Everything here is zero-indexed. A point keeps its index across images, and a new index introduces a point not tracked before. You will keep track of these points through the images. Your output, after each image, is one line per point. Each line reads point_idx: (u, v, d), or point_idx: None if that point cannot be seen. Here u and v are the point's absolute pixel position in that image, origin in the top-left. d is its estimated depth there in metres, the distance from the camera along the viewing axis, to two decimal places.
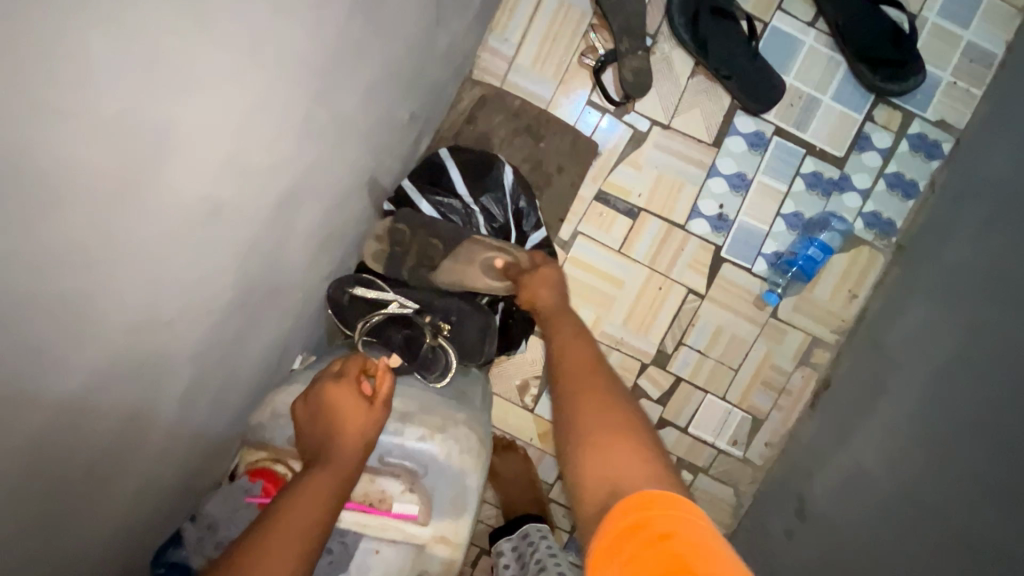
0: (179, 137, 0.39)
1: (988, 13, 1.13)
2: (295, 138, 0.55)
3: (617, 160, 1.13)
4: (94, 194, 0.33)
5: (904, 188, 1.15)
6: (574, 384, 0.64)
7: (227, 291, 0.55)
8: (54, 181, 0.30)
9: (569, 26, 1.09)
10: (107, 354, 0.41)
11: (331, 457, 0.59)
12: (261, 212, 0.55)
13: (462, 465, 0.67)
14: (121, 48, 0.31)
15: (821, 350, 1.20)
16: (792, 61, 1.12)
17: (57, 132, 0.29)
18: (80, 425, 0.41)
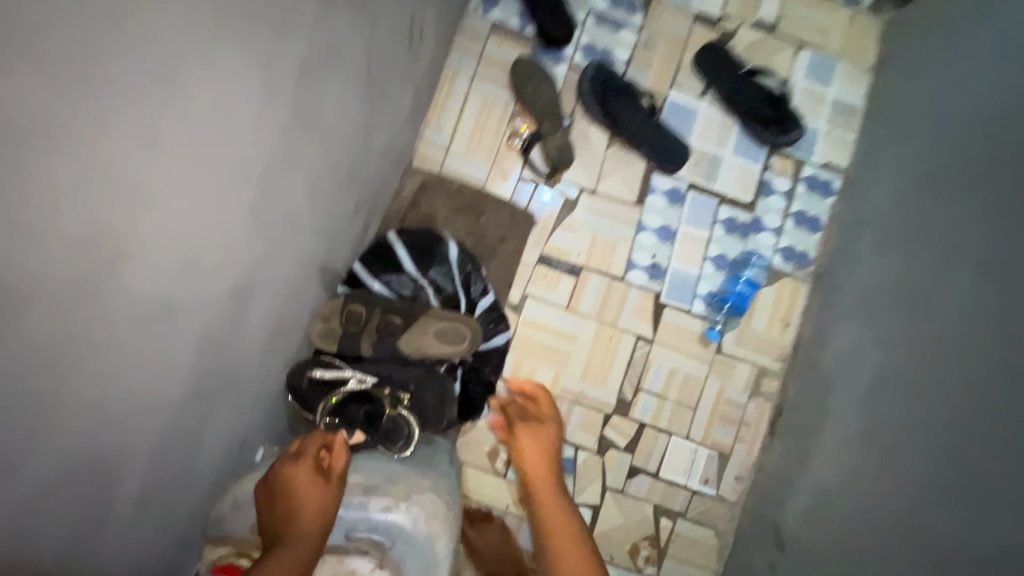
0: (133, 244, 0.43)
1: (845, 73, 1.34)
2: (243, 235, 0.60)
3: (553, 226, 1.23)
4: (52, 301, 0.37)
5: (808, 223, 1.30)
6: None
7: (181, 385, 0.57)
8: (17, 292, 0.34)
9: (495, 115, 1.23)
10: (60, 454, 0.43)
11: (291, 535, 0.60)
12: (212, 305, 0.59)
13: (430, 531, 0.68)
14: (82, 176, 0.37)
15: (769, 379, 1.27)
16: (692, 126, 1.29)
17: (23, 250, 0.34)
18: (29, 532, 0.42)
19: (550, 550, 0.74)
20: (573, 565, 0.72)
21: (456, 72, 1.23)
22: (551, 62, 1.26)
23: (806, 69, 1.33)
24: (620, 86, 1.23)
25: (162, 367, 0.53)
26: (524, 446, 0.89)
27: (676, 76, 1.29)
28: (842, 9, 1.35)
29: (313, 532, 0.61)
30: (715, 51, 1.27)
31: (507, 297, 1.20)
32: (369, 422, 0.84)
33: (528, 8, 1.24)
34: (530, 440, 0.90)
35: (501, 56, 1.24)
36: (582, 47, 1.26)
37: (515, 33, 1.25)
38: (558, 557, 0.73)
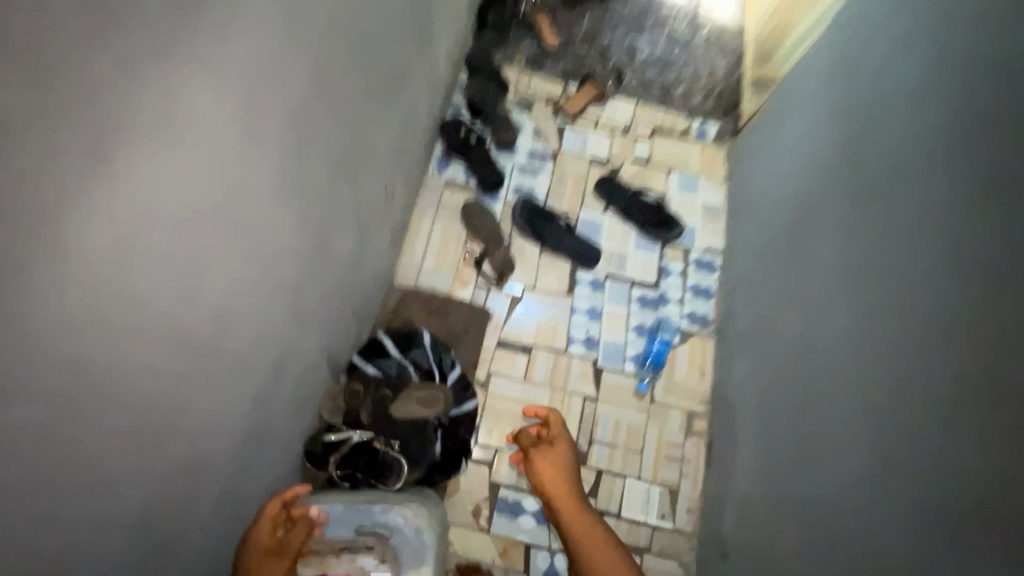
0: (230, 316, 0.76)
1: (708, 184, 1.83)
2: (280, 321, 0.94)
3: (505, 317, 1.59)
4: (196, 343, 0.68)
5: (703, 293, 1.68)
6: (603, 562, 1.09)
7: (232, 421, 0.86)
8: (188, 335, 0.66)
9: (454, 241, 1.66)
10: (180, 444, 0.71)
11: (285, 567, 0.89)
12: (253, 367, 0.90)
13: (418, 526, 0.93)
14: (222, 278, 0.70)
15: (698, 419, 1.54)
16: (601, 233, 1.73)
17: (195, 314, 0.66)
18: (155, 493, 0.68)
19: (580, 540, 1.13)
20: (594, 543, 1.12)
21: (422, 215, 1.68)
22: (490, 201, 1.72)
23: (678, 185, 1.82)
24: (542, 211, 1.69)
25: (229, 404, 0.84)
26: (541, 467, 1.28)
27: (584, 201, 1.77)
28: (695, 144, 1.89)
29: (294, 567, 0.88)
30: (607, 181, 1.76)
31: (475, 375, 1.51)
32: (369, 465, 1.13)
33: (470, 167, 1.73)
34: (545, 461, 1.28)
35: (454, 201, 1.71)
36: (512, 189, 1.75)
37: (463, 184, 1.73)
38: (588, 543, 1.12)
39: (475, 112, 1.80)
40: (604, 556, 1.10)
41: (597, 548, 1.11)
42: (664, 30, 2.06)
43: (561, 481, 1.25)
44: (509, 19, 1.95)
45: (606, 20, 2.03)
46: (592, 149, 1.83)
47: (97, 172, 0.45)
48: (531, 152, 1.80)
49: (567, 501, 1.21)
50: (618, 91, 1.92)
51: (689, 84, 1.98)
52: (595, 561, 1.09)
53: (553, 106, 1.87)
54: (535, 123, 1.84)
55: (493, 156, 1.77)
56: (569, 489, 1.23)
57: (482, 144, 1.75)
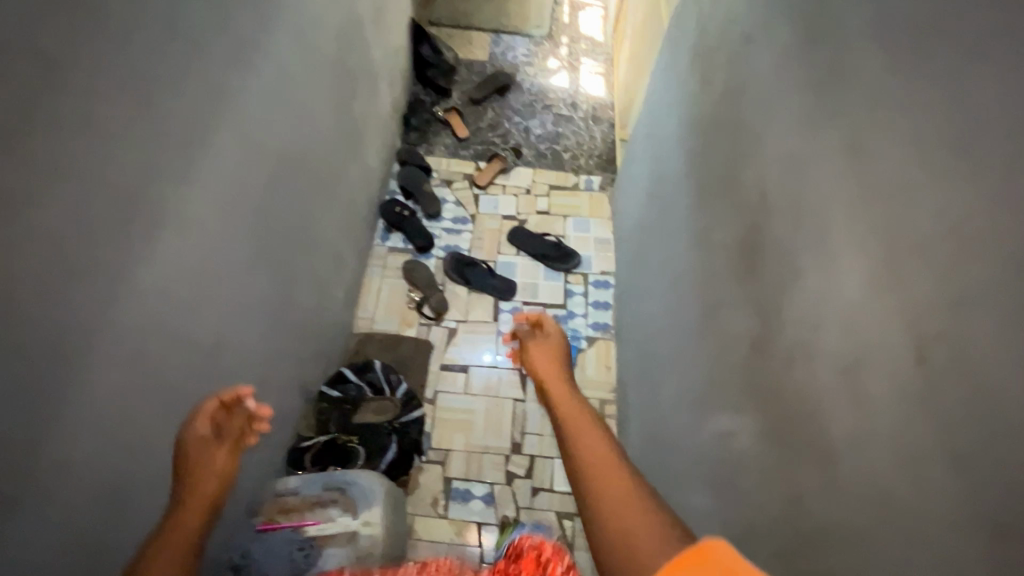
0: (215, 342, 1.16)
1: (597, 222, 2.32)
2: (255, 352, 1.33)
3: (445, 346, 2.00)
4: (192, 356, 1.08)
5: (602, 305, 2.12)
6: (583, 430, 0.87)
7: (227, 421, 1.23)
8: (186, 350, 1.06)
9: (399, 293, 2.10)
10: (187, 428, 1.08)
11: (197, 487, 0.80)
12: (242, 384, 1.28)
13: (370, 481, 1.29)
14: (207, 316, 1.12)
15: (608, 404, 1.93)
16: (516, 271, 2.18)
17: (189, 336, 1.07)
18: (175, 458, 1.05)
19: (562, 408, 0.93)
20: (566, 403, 0.92)
21: (372, 277, 2.12)
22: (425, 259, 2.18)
23: (574, 226, 2.30)
24: (466, 261, 2.14)
25: None
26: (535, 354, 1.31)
27: (499, 249, 2.23)
28: (584, 193, 2.39)
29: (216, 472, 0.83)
30: (515, 231, 2.24)
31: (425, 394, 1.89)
32: (335, 457, 1.51)
33: (406, 236, 2.20)
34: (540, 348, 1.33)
35: (396, 263, 2.16)
36: (441, 248, 2.21)
37: (402, 250, 2.20)
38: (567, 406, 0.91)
39: (407, 194, 2.30)
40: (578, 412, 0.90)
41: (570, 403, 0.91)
42: (550, 111, 2.64)
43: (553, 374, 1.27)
44: (428, 121, 2.52)
45: (504, 112, 2.61)
46: (502, 209, 2.33)
47: (141, 255, 0.89)
48: (454, 218, 2.29)
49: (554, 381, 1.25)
50: (519, 162, 2.45)
51: (574, 150, 2.52)
52: (568, 414, 0.90)
53: (468, 180, 2.38)
54: (455, 196, 2.34)
55: (424, 224, 2.25)
56: (558, 375, 1.27)
57: (414, 217, 2.23)
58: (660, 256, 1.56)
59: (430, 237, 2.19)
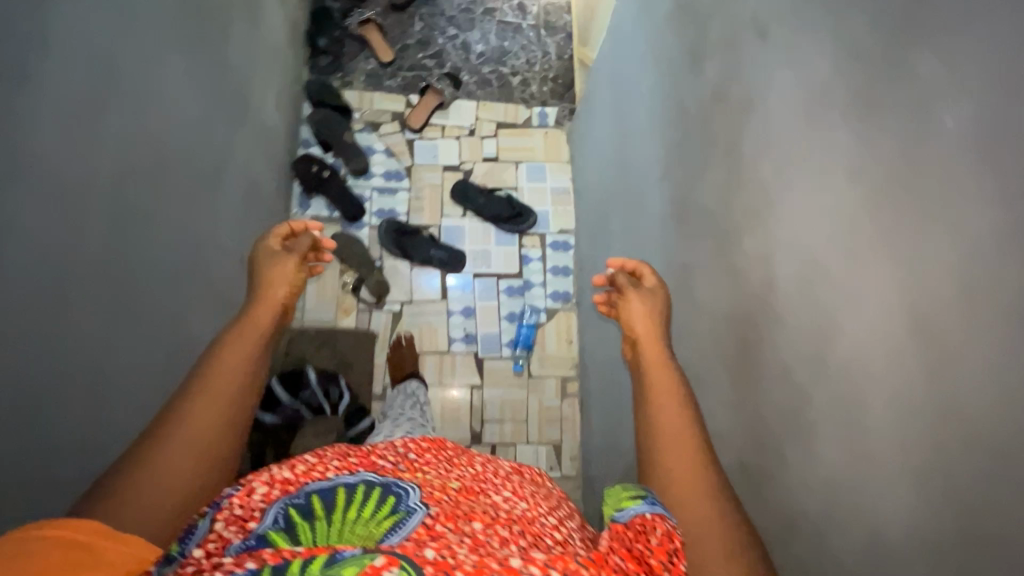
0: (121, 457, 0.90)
1: (553, 169, 2.00)
2: None
3: (390, 333, 1.79)
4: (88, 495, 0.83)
5: (563, 270, 1.91)
6: (670, 448, 0.66)
7: None
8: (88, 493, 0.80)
9: (329, 274, 1.81)
10: None
11: (251, 318, 0.76)
12: None
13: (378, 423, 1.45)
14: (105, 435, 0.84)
15: (571, 382, 1.83)
16: (463, 237, 1.90)
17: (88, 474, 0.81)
18: None
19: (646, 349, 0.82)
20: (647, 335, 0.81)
21: None
22: (356, 229, 1.86)
23: (527, 174, 1.98)
24: (406, 231, 1.85)
25: None
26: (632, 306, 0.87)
27: (443, 209, 1.92)
28: (538, 130, 2.03)
29: (267, 316, 0.78)
30: (459, 186, 1.91)
31: (373, 390, 1.73)
32: None
33: (331, 201, 1.85)
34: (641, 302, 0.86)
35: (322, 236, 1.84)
36: (374, 213, 1.89)
37: (328, 219, 1.86)
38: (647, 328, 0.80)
39: (324, 146, 1.89)
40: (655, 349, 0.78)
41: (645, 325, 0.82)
42: (493, 18, 2.13)
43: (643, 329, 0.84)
44: (340, 40, 1.99)
45: (436, 22, 2.09)
46: (443, 158, 1.97)
47: None
48: (386, 173, 1.92)
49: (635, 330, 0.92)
50: (459, 93, 2.02)
51: (525, 73, 2.09)
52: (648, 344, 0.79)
53: (399, 122, 1.97)
54: (385, 144, 1.95)
55: (351, 184, 1.89)
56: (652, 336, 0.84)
57: (337, 177, 1.86)
58: (625, 252, 1.33)
59: (360, 202, 1.86)
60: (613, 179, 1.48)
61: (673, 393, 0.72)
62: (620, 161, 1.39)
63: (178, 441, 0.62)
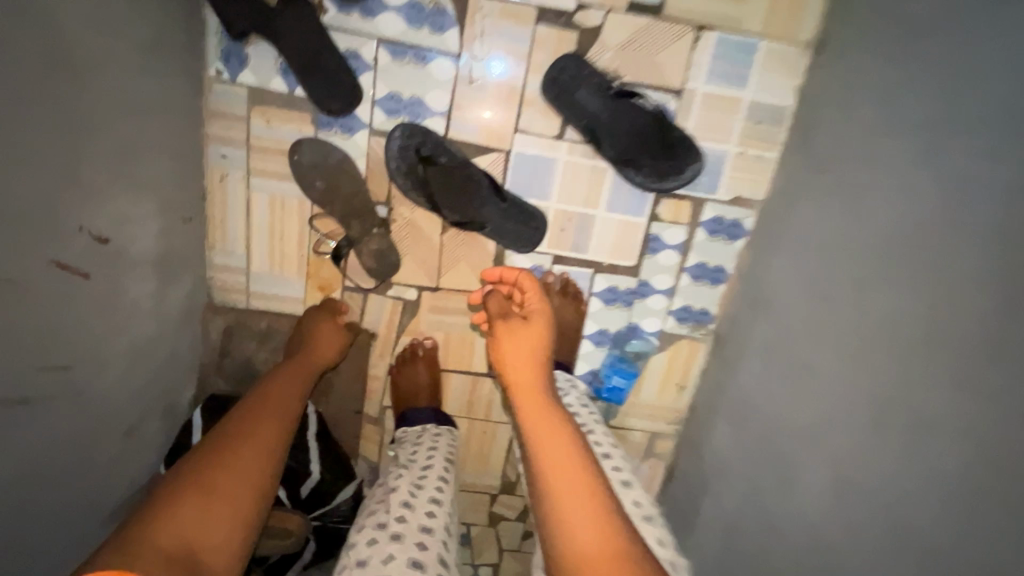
0: None
1: (768, 61, 0.93)
2: None
3: (397, 335, 1.07)
4: None
5: (711, 276, 1.06)
6: (544, 449, 0.73)
7: None
8: None
9: (291, 218, 0.98)
10: None
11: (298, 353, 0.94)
12: None
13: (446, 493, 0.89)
14: None
15: (662, 441, 1.20)
16: (549, 184, 0.98)
17: None
18: None
19: (534, 431, 0.76)
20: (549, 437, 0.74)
21: (226, 173, 0.94)
22: (342, 133, 0.93)
23: (709, 66, 0.93)
24: (439, 157, 0.92)
25: None
26: (503, 343, 0.88)
27: (520, 117, 0.94)
28: None
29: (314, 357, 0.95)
30: (565, 72, 0.89)
31: (365, 413, 1.12)
32: None
33: (290, 68, 0.87)
34: (513, 336, 0.87)
35: (275, 138, 0.93)
36: (380, 103, 0.91)
37: (285, 102, 0.91)
38: (538, 434, 0.74)
39: None
40: (577, 468, 0.70)
41: (559, 448, 0.72)
42: None
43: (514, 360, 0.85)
44: None
45: None
46: None
47: None
48: (410, 10, 0.87)
49: (532, 409, 0.79)
50: None
51: None
52: (555, 460, 0.71)
53: None
54: None
55: (332, 27, 0.87)
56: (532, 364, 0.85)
57: (299, 12, 0.83)
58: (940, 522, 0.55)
59: (352, 84, 0.88)
60: (990, 283, 0.55)
61: (559, 432, 0.75)
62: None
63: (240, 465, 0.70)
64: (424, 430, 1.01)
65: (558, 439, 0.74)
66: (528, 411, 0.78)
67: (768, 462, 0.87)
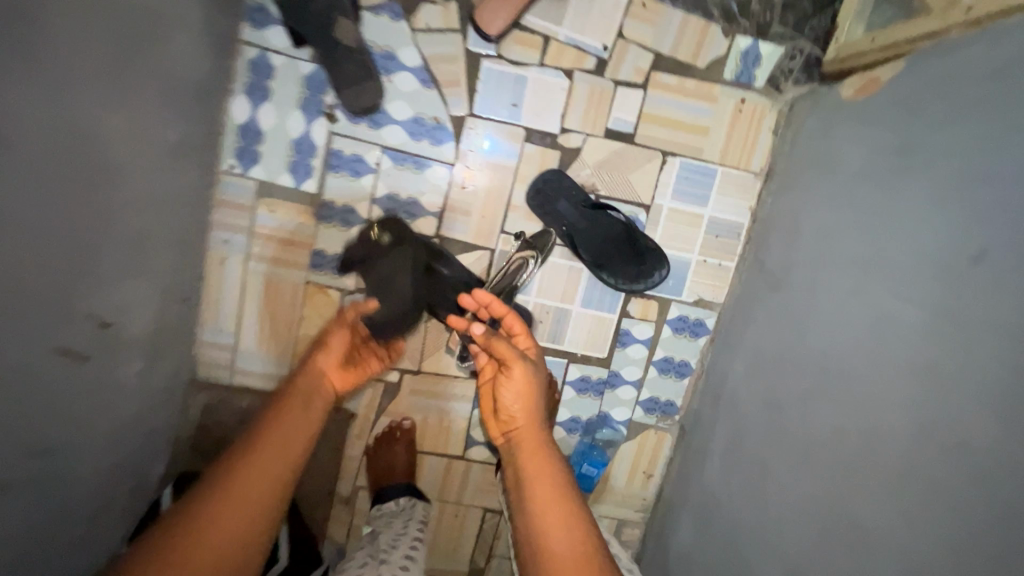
0: None
1: (725, 186, 1.06)
2: None
3: (376, 416, 1.10)
4: None
5: (676, 369, 1.14)
6: (540, 506, 0.70)
7: None
8: None
9: (283, 300, 1.02)
10: None
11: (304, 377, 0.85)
12: None
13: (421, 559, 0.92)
14: None
15: (630, 528, 1.23)
16: (529, 281, 1.07)
17: None
18: None
19: (532, 480, 0.73)
20: (546, 504, 0.70)
21: (226, 256, 1.00)
22: (341, 226, 1.00)
23: (675, 186, 1.05)
24: (438, 270, 0.98)
25: None
26: (510, 378, 0.81)
27: (505, 220, 1.03)
28: (723, 97, 1.03)
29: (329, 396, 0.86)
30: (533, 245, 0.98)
31: (337, 493, 1.12)
32: None
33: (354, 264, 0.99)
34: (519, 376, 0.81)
35: (276, 227, 0.99)
36: (379, 201, 1.00)
37: (290, 194, 0.98)
38: (538, 487, 0.72)
39: (298, 37, 0.90)
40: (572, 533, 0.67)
41: (551, 506, 0.70)
42: None
43: (522, 411, 0.80)
44: None
45: None
46: (530, 113, 1.00)
47: None
48: (413, 125, 0.97)
49: (532, 456, 0.75)
50: None
51: None
52: (547, 523, 0.68)
53: (462, 10, 0.95)
54: (422, 57, 0.95)
55: (342, 133, 0.96)
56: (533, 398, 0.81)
57: (405, 236, 0.96)
58: None
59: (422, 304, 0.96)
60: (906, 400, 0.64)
61: (553, 491, 0.71)
62: (979, 435, 0.55)
63: (223, 512, 0.64)
64: (399, 505, 1.03)
65: (552, 503, 0.70)
66: (527, 459, 0.75)
67: (726, 557, 0.91)
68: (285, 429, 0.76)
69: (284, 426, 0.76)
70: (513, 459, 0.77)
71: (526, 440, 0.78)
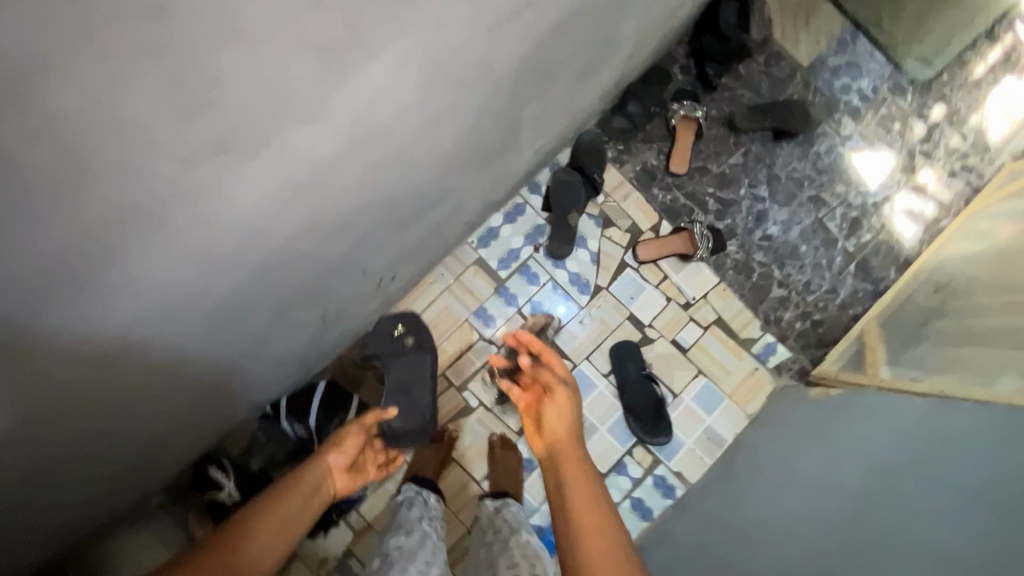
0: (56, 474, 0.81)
1: (727, 410, 1.62)
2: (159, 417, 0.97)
3: (447, 420, 1.60)
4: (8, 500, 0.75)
5: (643, 510, 1.57)
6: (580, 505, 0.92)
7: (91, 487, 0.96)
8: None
9: (447, 321, 1.62)
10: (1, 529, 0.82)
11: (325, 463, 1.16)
12: (123, 453, 0.96)
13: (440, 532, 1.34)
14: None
15: None
16: (584, 395, 1.61)
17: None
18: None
19: (570, 478, 0.98)
20: (584, 502, 0.93)
21: (435, 280, 1.63)
22: (504, 302, 1.63)
23: (696, 392, 1.63)
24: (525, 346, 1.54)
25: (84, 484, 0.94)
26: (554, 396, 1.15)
27: (591, 353, 1.63)
28: (748, 360, 1.64)
29: (334, 483, 1.17)
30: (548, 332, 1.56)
31: None
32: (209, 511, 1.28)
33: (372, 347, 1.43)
34: (558, 398, 1.14)
35: (471, 282, 1.63)
36: (532, 302, 1.64)
37: (490, 271, 1.64)
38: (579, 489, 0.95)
39: (548, 206, 1.64)
40: (604, 537, 0.87)
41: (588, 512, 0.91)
42: (814, 216, 1.69)
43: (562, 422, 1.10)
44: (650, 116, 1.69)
45: (755, 173, 1.70)
46: (637, 306, 1.65)
47: None
48: (574, 276, 1.65)
49: (569, 454, 1.03)
50: (710, 258, 1.66)
51: (794, 293, 1.66)
52: (582, 517, 0.91)
53: (632, 238, 1.67)
54: (599, 248, 1.67)
55: (537, 259, 1.65)
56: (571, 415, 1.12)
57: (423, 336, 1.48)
58: None
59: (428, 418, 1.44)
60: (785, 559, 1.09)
61: (589, 489, 0.95)
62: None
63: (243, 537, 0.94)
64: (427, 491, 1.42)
65: (588, 506, 0.92)
66: (564, 459, 1.02)
67: None
68: (298, 491, 1.07)
69: (298, 495, 1.06)
70: (555, 459, 1.03)
71: (563, 442, 1.06)
